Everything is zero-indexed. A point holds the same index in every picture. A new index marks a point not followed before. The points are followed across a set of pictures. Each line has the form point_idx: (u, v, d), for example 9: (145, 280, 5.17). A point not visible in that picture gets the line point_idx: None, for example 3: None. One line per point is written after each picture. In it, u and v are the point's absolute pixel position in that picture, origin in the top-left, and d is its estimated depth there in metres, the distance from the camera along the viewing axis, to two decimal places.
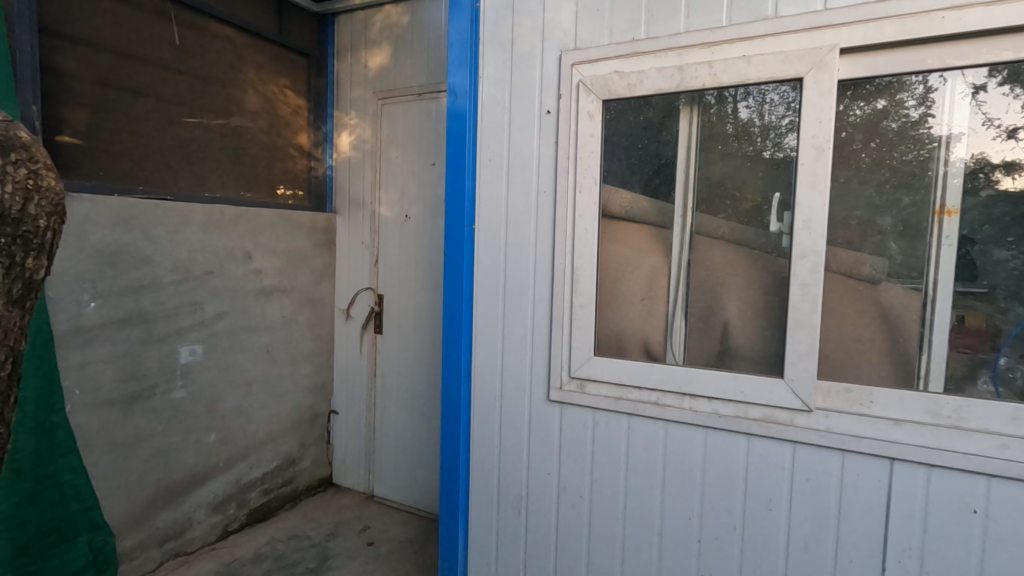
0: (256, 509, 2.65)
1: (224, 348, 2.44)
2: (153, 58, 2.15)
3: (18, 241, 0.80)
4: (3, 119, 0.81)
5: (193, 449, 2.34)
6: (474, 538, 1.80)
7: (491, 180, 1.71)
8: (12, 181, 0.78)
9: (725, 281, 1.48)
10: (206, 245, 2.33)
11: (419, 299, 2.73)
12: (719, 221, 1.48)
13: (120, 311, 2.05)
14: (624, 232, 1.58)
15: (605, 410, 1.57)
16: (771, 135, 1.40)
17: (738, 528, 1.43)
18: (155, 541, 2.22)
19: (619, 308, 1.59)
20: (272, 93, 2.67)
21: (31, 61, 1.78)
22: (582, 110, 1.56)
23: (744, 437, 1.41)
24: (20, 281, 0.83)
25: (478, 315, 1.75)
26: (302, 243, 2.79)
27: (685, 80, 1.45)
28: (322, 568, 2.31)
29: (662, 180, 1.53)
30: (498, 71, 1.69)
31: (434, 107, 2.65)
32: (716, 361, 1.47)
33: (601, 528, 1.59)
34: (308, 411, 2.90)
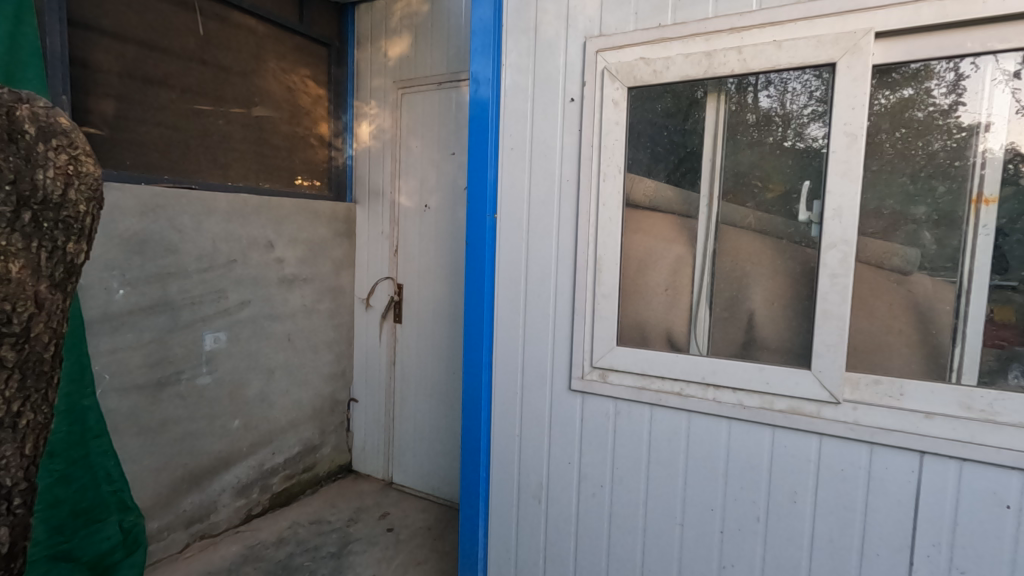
0: (278, 494, 2.70)
1: (248, 336, 2.48)
2: (178, 48, 2.18)
3: (60, 226, 0.82)
4: (44, 105, 0.83)
5: (218, 434, 2.38)
6: (494, 525, 1.81)
7: (513, 168, 1.70)
8: (53, 166, 0.80)
9: (751, 271, 1.46)
10: (230, 234, 2.36)
11: (438, 290, 2.74)
12: (745, 211, 1.46)
13: (147, 299, 2.09)
14: (648, 222, 1.56)
15: (627, 400, 1.57)
16: (793, 125, 1.38)
17: (761, 520, 1.42)
18: (182, 523, 2.27)
19: (642, 299, 1.58)
20: (293, 83, 2.68)
21: (60, 52, 1.81)
22: (607, 97, 1.55)
23: (768, 428, 1.40)
24: (62, 265, 0.84)
25: (499, 303, 1.75)
26: (323, 232, 2.81)
27: (713, 67, 1.42)
28: (344, 552, 2.35)
29: (687, 169, 1.51)
30: (521, 59, 1.68)
31: (453, 96, 2.64)
32: (740, 352, 1.46)
33: (622, 518, 1.59)
34: (329, 398, 2.94)
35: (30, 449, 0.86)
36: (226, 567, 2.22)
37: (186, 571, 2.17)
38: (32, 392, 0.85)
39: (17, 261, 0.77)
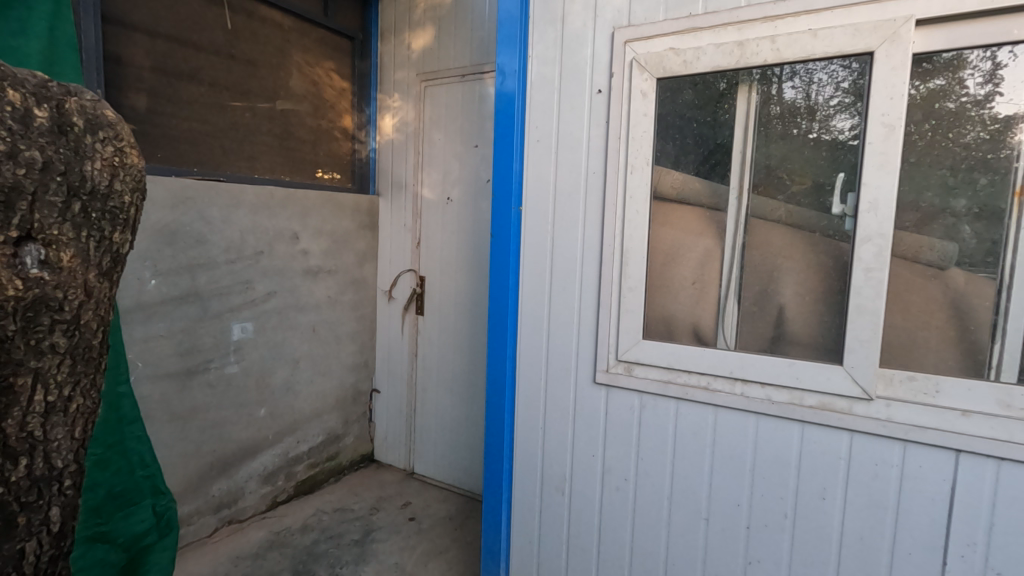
0: (303, 482, 2.75)
1: (274, 326, 2.52)
2: (207, 42, 2.21)
3: (108, 216, 0.86)
4: (91, 97, 0.85)
5: (245, 422, 2.43)
6: (517, 516, 1.82)
7: (539, 160, 1.70)
8: (100, 158, 0.83)
9: (781, 265, 1.44)
10: (257, 226, 2.40)
11: (460, 282, 2.75)
12: (776, 203, 1.43)
13: (178, 289, 2.14)
14: (675, 214, 1.55)
15: (653, 394, 1.56)
16: (818, 117, 1.37)
17: (789, 516, 1.41)
18: (210, 508, 2.33)
19: (669, 292, 1.57)
20: (318, 76, 2.70)
21: (95, 47, 1.84)
22: (635, 88, 1.53)
23: (797, 424, 1.38)
24: (110, 254, 0.88)
25: (524, 296, 1.75)
26: (347, 224, 2.84)
27: (745, 57, 1.40)
28: (367, 540, 2.39)
29: (717, 161, 1.49)
30: (548, 50, 1.67)
31: (477, 89, 2.64)
32: (769, 347, 1.44)
33: (647, 512, 1.59)
34: (352, 389, 2.98)
35: (80, 432, 0.89)
36: (254, 551, 2.27)
37: (215, 555, 2.23)
38: (81, 377, 0.88)
39: (68, 250, 0.80)
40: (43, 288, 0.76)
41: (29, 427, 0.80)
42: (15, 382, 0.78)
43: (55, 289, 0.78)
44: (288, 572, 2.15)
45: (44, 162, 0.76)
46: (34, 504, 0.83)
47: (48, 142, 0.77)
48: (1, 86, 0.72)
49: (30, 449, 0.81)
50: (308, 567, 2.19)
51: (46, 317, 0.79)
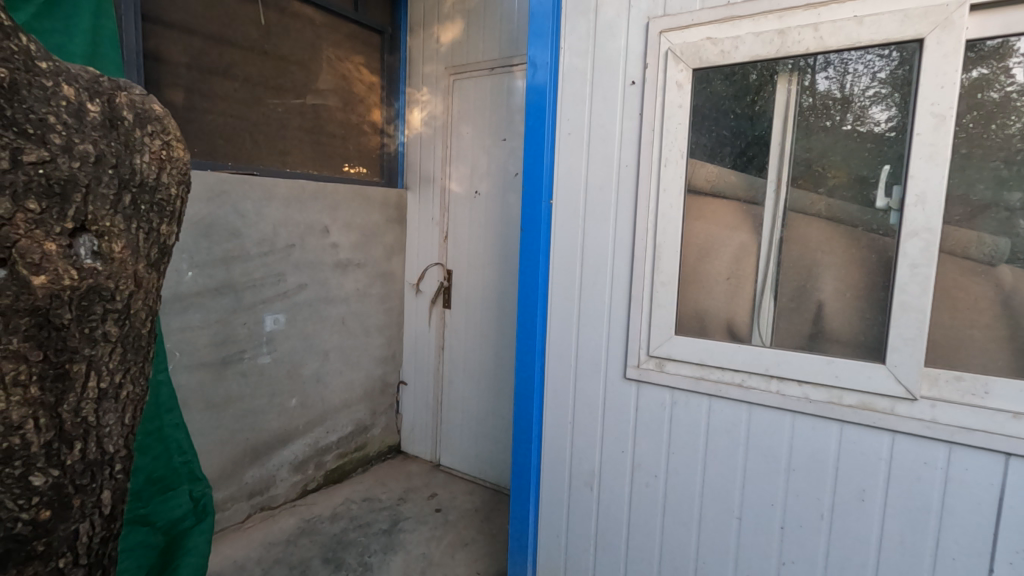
0: (332, 471, 2.80)
1: (305, 318, 2.57)
2: (240, 38, 2.24)
3: (156, 208, 0.89)
4: (140, 92, 0.89)
5: (277, 412, 2.48)
6: (544, 510, 1.82)
7: (571, 153, 1.68)
8: (148, 151, 0.87)
9: (821, 260, 1.40)
10: (289, 219, 2.43)
11: (487, 276, 2.76)
12: (815, 197, 1.40)
13: (214, 281, 2.19)
14: (710, 208, 1.52)
15: (685, 390, 1.54)
16: (852, 108, 1.34)
17: (825, 517, 1.38)
18: (244, 494, 2.38)
19: (703, 287, 1.54)
20: (348, 71, 2.73)
21: (134, 43, 1.89)
22: (670, 79, 1.50)
23: (836, 424, 1.35)
24: (157, 246, 0.90)
25: (554, 290, 1.74)
26: (376, 218, 2.87)
27: (786, 45, 1.36)
28: (394, 529, 2.42)
29: (754, 154, 1.46)
30: (581, 41, 1.65)
31: (505, 82, 2.63)
32: (807, 344, 1.41)
33: (677, 509, 1.57)
34: (379, 381, 3.01)
35: (130, 419, 0.92)
36: (285, 538, 2.32)
37: (248, 541, 2.28)
38: (131, 365, 0.90)
39: (119, 241, 0.82)
40: (96, 278, 0.79)
41: (83, 412, 0.83)
42: (70, 369, 0.80)
43: (107, 279, 0.81)
44: (318, 559, 2.19)
45: (98, 155, 0.79)
46: (89, 487, 0.85)
47: (101, 136, 0.80)
48: (58, 83, 0.76)
49: (84, 434, 0.84)
50: (338, 554, 2.23)
51: (100, 307, 0.81)
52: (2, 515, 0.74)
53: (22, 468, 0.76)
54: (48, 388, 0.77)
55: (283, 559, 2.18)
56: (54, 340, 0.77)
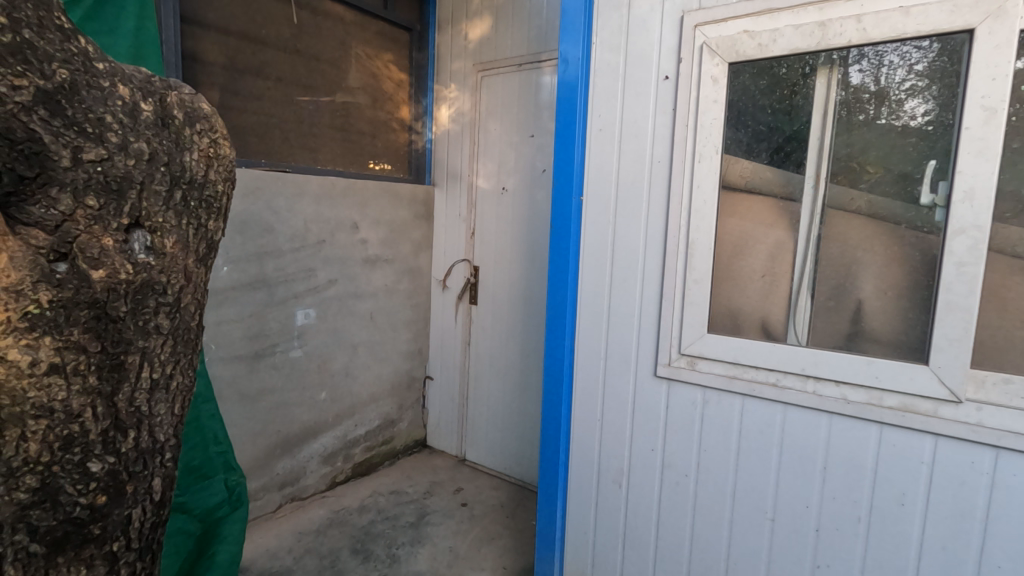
0: (360, 464, 2.84)
1: (335, 313, 2.61)
2: (274, 38, 2.28)
3: (204, 205, 0.92)
4: (190, 91, 0.92)
5: (307, 405, 2.53)
6: (572, 507, 1.82)
7: (602, 149, 1.67)
8: (197, 148, 0.90)
9: (861, 258, 1.37)
10: (320, 216, 2.47)
11: (513, 272, 2.76)
12: (855, 193, 1.36)
13: (248, 276, 2.24)
14: (744, 205, 1.50)
15: (717, 389, 1.52)
16: (887, 102, 1.31)
17: (863, 521, 1.35)
18: (275, 485, 2.44)
19: (737, 285, 1.52)
20: (377, 68, 2.75)
21: (174, 44, 1.94)
22: (706, 74, 1.48)
23: (875, 425, 1.32)
24: (205, 241, 0.94)
25: (583, 286, 1.73)
26: (404, 214, 2.89)
27: (826, 38, 1.32)
28: (421, 522, 2.44)
29: (791, 150, 1.43)
30: (613, 36, 1.63)
31: (534, 77, 2.62)
32: (845, 344, 1.38)
33: (708, 509, 1.56)
34: (406, 375, 3.05)
35: (179, 409, 0.94)
36: (316, 528, 2.37)
37: (280, 530, 2.34)
38: (181, 357, 0.93)
39: (171, 237, 0.86)
40: (150, 272, 0.83)
41: (137, 401, 0.86)
42: (126, 360, 0.83)
43: (160, 273, 0.85)
44: (347, 550, 2.23)
45: (151, 153, 0.82)
46: (141, 474, 0.88)
47: (154, 134, 0.83)
48: (114, 83, 0.79)
49: (138, 423, 0.86)
50: (366, 546, 2.27)
51: (153, 300, 0.85)
52: (63, 499, 0.78)
53: (81, 455, 0.79)
54: (105, 377, 0.80)
55: (314, 549, 2.23)
56: (110, 332, 0.80)
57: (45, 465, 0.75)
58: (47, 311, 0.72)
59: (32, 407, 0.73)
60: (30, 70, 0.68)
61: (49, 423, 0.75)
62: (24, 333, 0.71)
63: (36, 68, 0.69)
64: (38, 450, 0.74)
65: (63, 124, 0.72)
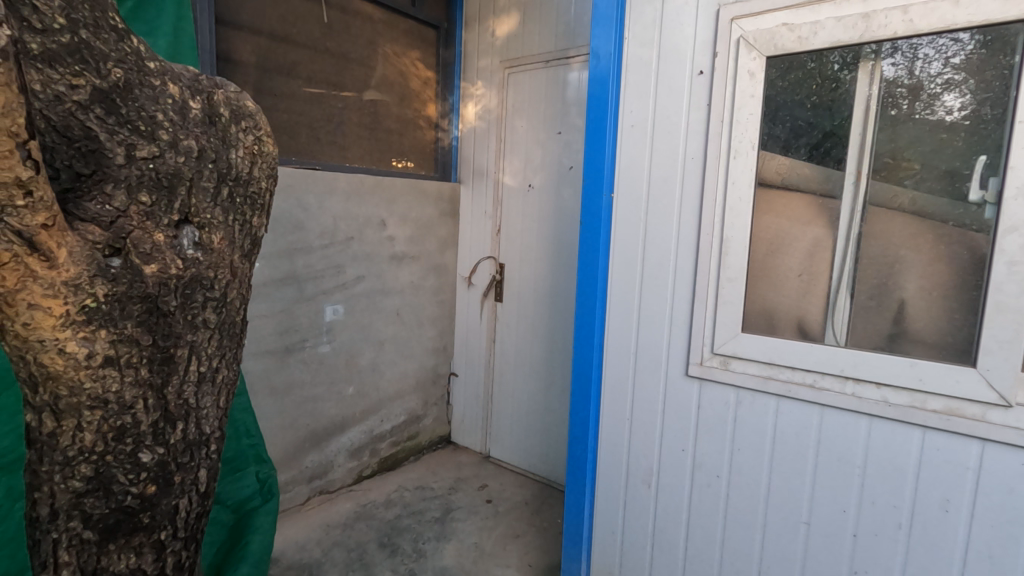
0: (386, 459, 2.87)
1: (362, 309, 2.63)
2: (305, 37, 2.31)
3: (248, 201, 0.94)
4: (234, 89, 0.94)
5: (335, 400, 2.56)
6: (600, 506, 1.80)
7: (634, 145, 1.65)
8: (242, 146, 0.92)
9: (905, 257, 1.33)
10: (348, 213, 2.50)
11: (539, 269, 2.75)
12: (898, 190, 1.32)
13: (279, 272, 2.27)
14: (781, 202, 1.47)
15: (751, 389, 1.49)
16: (922, 96, 1.28)
17: (903, 527, 1.31)
18: (304, 478, 2.48)
19: (773, 284, 1.49)
20: (405, 66, 2.76)
21: (210, 45, 1.97)
22: (742, 68, 1.45)
23: (918, 429, 1.28)
24: (249, 237, 0.95)
25: (613, 284, 1.72)
26: (430, 211, 2.91)
27: (870, 30, 1.29)
28: (447, 518, 2.46)
29: (831, 146, 1.40)
30: (646, 31, 1.61)
31: (561, 74, 2.60)
32: (886, 345, 1.34)
33: (740, 511, 1.53)
34: (431, 371, 3.07)
35: (224, 402, 0.96)
36: (343, 521, 2.40)
37: (309, 522, 2.37)
38: (226, 351, 0.95)
39: (218, 233, 0.88)
40: (198, 268, 0.85)
41: (185, 394, 0.88)
42: (175, 353, 0.85)
43: (208, 269, 0.86)
44: (374, 543, 2.26)
45: (200, 150, 0.85)
46: (188, 465, 0.90)
47: (202, 132, 0.86)
48: (165, 81, 0.83)
49: (185, 415, 0.88)
50: (393, 540, 2.29)
51: (201, 295, 0.87)
52: (115, 487, 0.81)
53: (132, 445, 0.81)
54: (155, 370, 0.83)
55: (342, 542, 2.26)
56: (161, 326, 0.82)
57: (99, 455, 0.79)
58: (103, 305, 0.74)
59: (88, 398, 0.76)
60: (87, 69, 0.75)
61: (103, 414, 0.78)
62: (81, 326, 0.73)
63: (93, 67, 0.75)
64: (93, 440, 0.78)
65: (117, 123, 0.77)
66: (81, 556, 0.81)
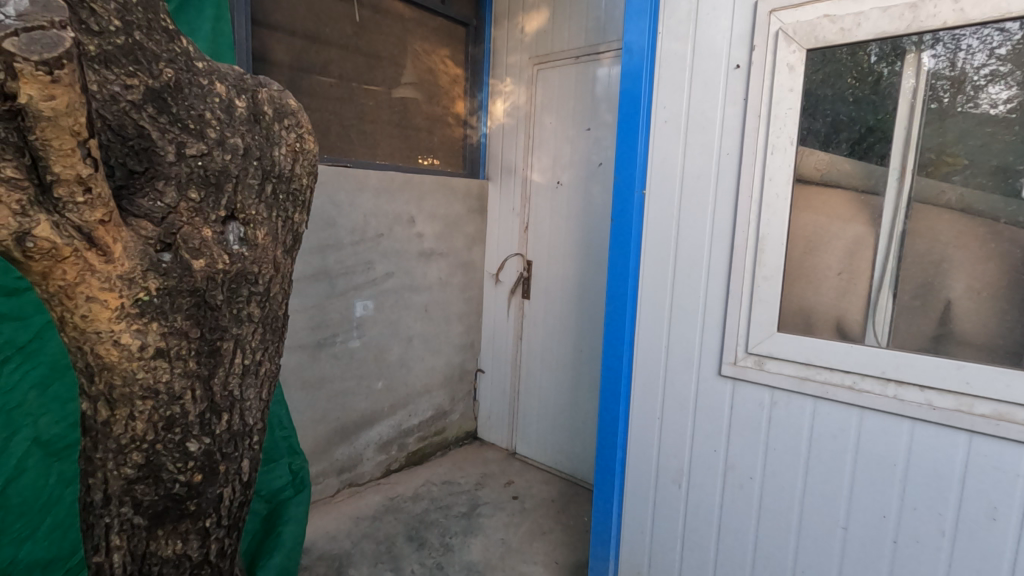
0: (413, 453, 2.90)
1: (391, 305, 2.66)
2: (337, 36, 2.34)
3: (291, 197, 0.96)
4: (278, 88, 0.97)
5: (364, 394, 2.60)
6: (629, 505, 1.79)
7: (667, 141, 1.63)
8: (285, 143, 0.94)
9: (952, 256, 1.28)
10: (379, 210, 2.53)
11: (567, 267, 2.74)
12: (946, 186, 1.28)
13: (311, 268, 2.31)
14: (820, 199, 1.43)
15: (786, 390, 1.46)
16: (965, 88, 1.24)
17: (947, 534, 1.27)
18: (334, 470, 2.52)
19: (811, 282, 1.45)
20: (434, 64, 2.78)
21: (246, 44, 2.02)
22: (781, 61, 1.41)
23: (964, 434, 1.23)
24: (291, 232, 0.97)
25: (645, 282, 1.70)
26: (458, 208, 2.92)
27: (918, 20, 1.25)
28: (474, 513, 2.47)
29: (874, 140, 1.36)
30: (680, 25, 1.59)
31: (591, 70, 2.58)
32: (931, 346, 1.30)
33: (774, 514, 1.51)
34: (458, 367, 3.08)
35: (267, 394, 0.98)
36: (372, 514, 2.43)
37: (339, 514, 2.42)
38: (269, 345, 0.97)
39: (263, 229, 0.90)
40: (244, 263, 0.87)
41: (230, 386, 0.90)
42: (221, 346, 0.87)
43: (253, 264, 0.89)
44: (403, 536, 2.28)
45: (245, 148, 0.87)
46: (233, 455, 0.92)
47: (247, 130, 0.89)
48: (213, 81, 0.87)
49: (230, 406, 0.91)
50: (421, 533, 2.31)
51: (246, 290, 0.89)
52: (164, 475, 0.84)
53: (180, 435, 0.84)
54: (203, 362, 0.85)
55: (371, 534, 2.29)
56: (209, 320, 0.85)
57: (149, 443, 0.82)
58: (155, 298, 0.77)
59: (140, 388, 0.79)
60: (140, 70, 0.79)
61: (154, 404, 0.80)
62: (134, 319, 0.75)
63: (146, 68, 0.79)
64: (144, 429, 0.81)
65: (168, 121, 0.81)
66: (131, 541, 0.85)
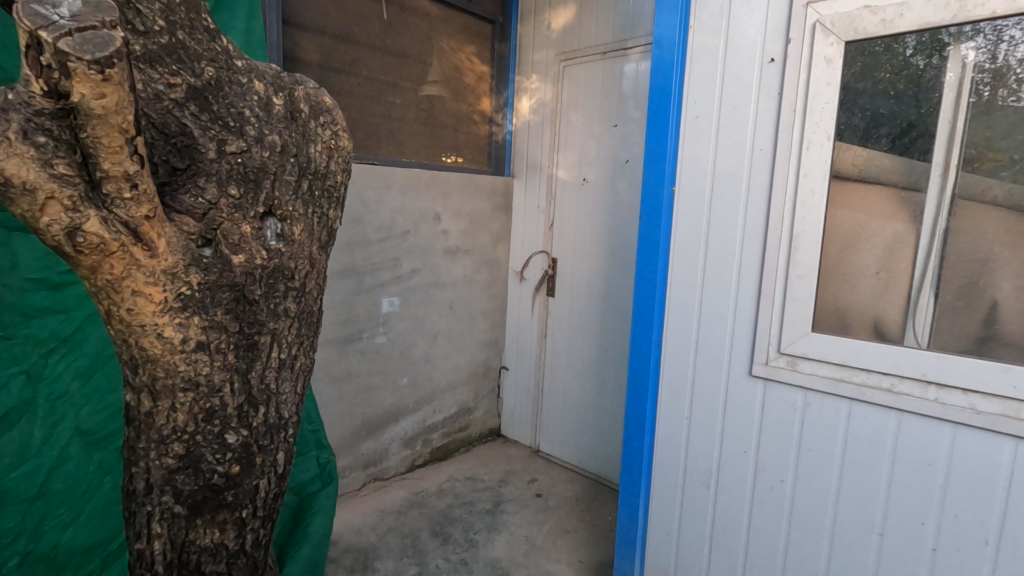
0: (437, 449, 2.92)
1: (417, 301, 2.68)
2: (365, 35, 2.36)
3: (325, 194, 0.97)
4: (314, 86, 0.98)
5: (390, 389, 2.63)
6: (655, 506, 1.77)
7: (698, 137, 1.60)
8: (321, 140, 0.95)
9: (998, 255, 1.23)
10: (405, 207, 2.55)
11: (593, 264, 2.73)
12: (992, 181, 1.23)
13: (339, 265, 2.34)
14: (858, 196, 1.39)
15: (821, 392, 1.43)
16: (1009, 81, 1.19)
17: (990, 543, 1.23)
18: (360, 464, 2.55)
19: (847, 281, 1.42)
20: (460, 62, 2.79)
21: (277, 44, 2.05)
22: (818, 54, 1.37)
23: (1010, 440, 1.19)
24: (325, 228, 0.99)
25: (674, 280, 1.68)
26: (484, 205, 2.92)
27: (964, 10, 1.20)
28: (497, 510, 2.48)
29: (916, 135, 1.31)
30: (712, 18, 1.56)
31: (618, 65, 2.56)
32: (976, 348, 1.25)
33: (806, 518, 1.47)
34: (482, 364, 3.09)
35: (302, 388, 1.00)
36: (397, 508, 2.46)
37: (365, 507, 2.45)
38: (305, 339, 0.98)
39: (299, 225, 0.92)
40: (281, 258, 0.89)
41: (267, 378, 0.91)
42: (258, 340, 0.89)
43: (289, 259, 0.90)
44: (427, 531, 2.30)
45: (282, 145, 0.89)
46: (268, 447, 0.94)
47: (284, 128, 0.90)
48: (251, 79, 0.88)
49: (267, 399, 0.92)
50: (445, 529, 2.33)
51: (283, 285, 0.90)
52: (204, 466, 0.86)
53: (219, 426, 0.86)
54: (241, 355, 0.87)
55: (396, 528, 2.32)
56: (247, 314, 0.87)
57: (189, 434, 0.84)
58: (196, 293, 0.79)
59: (182, 379, 0.80)
60: (183, 69, 0.81)
61: (194, 396, 0.82)
62: (177, 313, 0.77)
63: (188, 67, 0.81)
64: (185, 420, 0.83)
65: (209, 119, 0.83)
66: (171, 529, 0.87)
